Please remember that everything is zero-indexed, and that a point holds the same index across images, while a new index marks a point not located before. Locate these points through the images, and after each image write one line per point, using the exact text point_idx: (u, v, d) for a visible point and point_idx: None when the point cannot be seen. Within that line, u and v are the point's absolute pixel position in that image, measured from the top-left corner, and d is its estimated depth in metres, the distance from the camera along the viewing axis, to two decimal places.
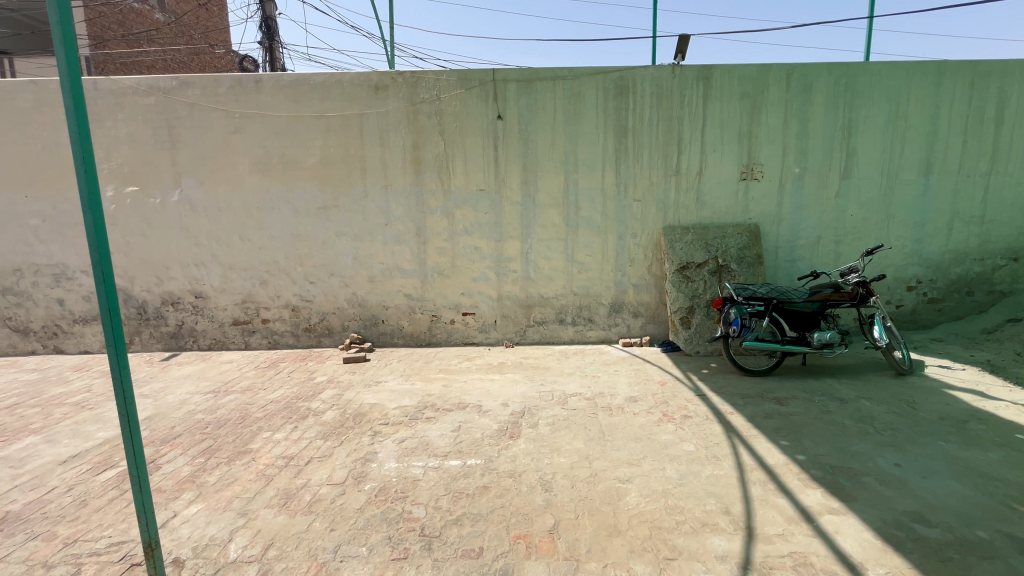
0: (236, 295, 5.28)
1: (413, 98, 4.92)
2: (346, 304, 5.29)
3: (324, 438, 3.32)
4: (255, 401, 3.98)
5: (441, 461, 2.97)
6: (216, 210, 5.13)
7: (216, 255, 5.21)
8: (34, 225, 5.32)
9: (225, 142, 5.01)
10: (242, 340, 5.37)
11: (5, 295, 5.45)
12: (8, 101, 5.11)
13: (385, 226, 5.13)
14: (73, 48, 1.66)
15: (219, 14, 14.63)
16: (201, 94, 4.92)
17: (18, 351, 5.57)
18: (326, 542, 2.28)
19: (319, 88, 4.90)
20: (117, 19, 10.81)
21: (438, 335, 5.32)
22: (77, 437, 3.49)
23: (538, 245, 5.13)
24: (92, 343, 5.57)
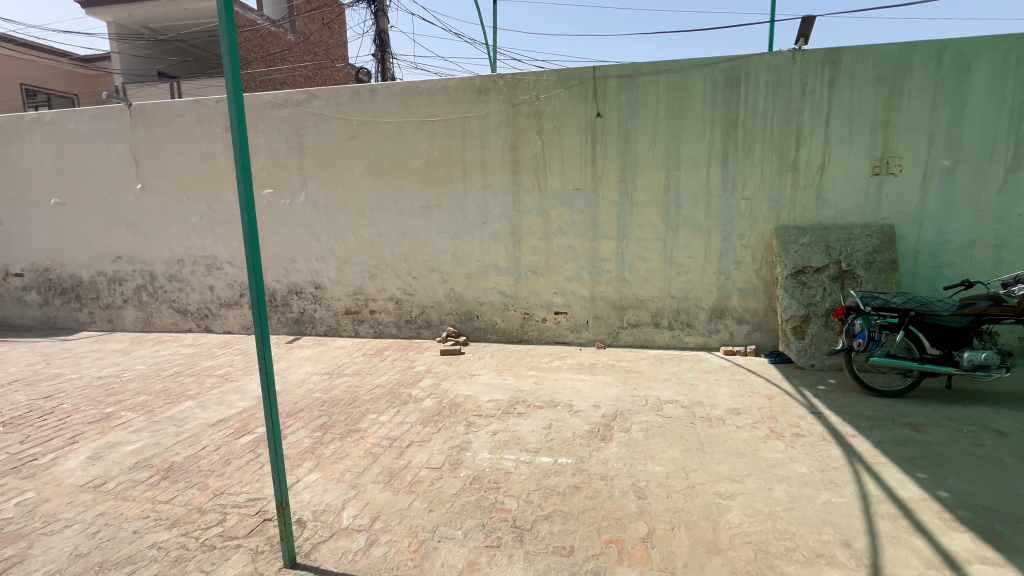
0: (348, 288, 5.80)
1: (513, 99, 5.03)
2: (444, 298, 5.56)
3: (423, 424, 3.53)
4: (363, 385, 4.35)
5: (532, 456, 3.01)
6: (334, 210, 5.67)
7: (333, 250, 5.76)
8: (194, 222, 6.28)
9: (344, 148, 5.51)
10: (352, 328, 5.88)
11: (171, 281, 6.50)
12: (178, 118, 6.08)
13: (482, 224, 5.31)
14: (237, 71, 1.94)
15: (339, 31, 16.08)
16: (325, 105, 5.46)
17: (179, 328, 6.61)
18: (425, 522, 2.43)
19: (426, 94, 5.20)
20: (258, 42, 12.32)
21: (529, 332, 5.40)
22: (223, 404, 4.08)
23: (634, 246, 4.99)
24: (233, 325, 6.44)
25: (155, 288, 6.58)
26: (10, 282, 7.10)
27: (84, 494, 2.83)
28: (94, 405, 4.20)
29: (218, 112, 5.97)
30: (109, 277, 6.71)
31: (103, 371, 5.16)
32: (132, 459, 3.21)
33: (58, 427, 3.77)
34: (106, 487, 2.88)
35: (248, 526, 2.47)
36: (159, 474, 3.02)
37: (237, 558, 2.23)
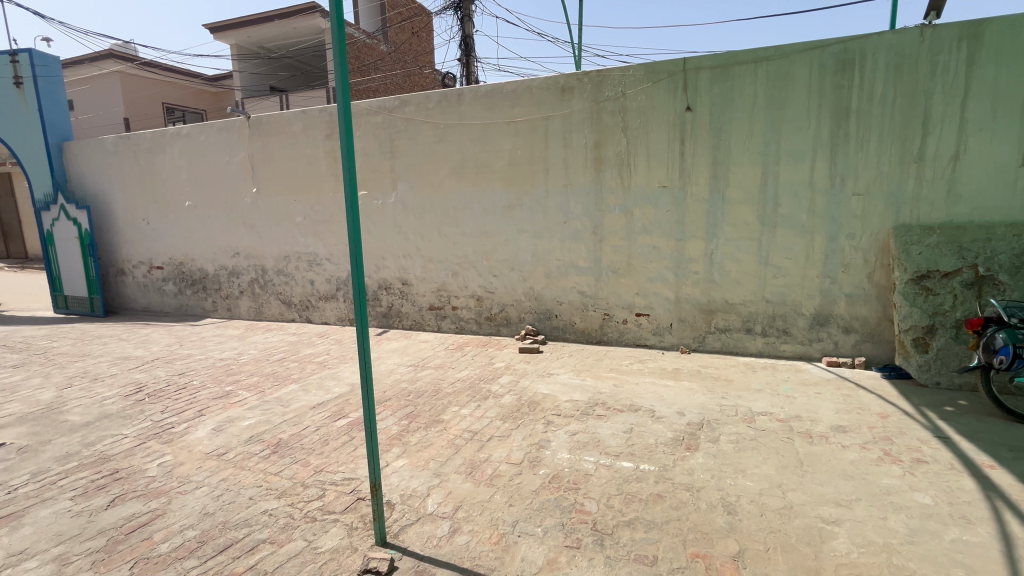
0: (433, 284, 6.05)
1: (597, 96, 4.95)
2: (523, 297, 5.62)
3: (503, 419, 3.60)
4: (446, 378, 4.52)
5: (613, 460, 2.95)
6: (422, 210, 5.94)
7: (420, 248, 6.04)
8: (298, 222, 6.89)
9: (431, 151, 5.76)
10: (435, 323, 6.14)
11: (279, 275, 7.19)
12: (287, 127, 6.70)
13: (563, 224, 5.29)
14: (347, 80, 2.10)
15: (426, 39, 16.78)
16: (415, 110, 5.73)
17: (284, 318, 7.30)
18: (505, 515, 2.47)
19: (511, 95, 5.28)
20: (355, 54, 13.22)
21: (609, 333, 5.29)
22: (321, 389, 4.45)
23: (725, 246, 4.70)
24: (330, 316, 6.98)
25: (266, 281, 7.32)
26: (154, 274, 8.26)
27: (210, 460, 3.22)
28: (217, 383, 4.76)
29: (321, 120, 6.50)
30: (229, 270, 7.57)
31: (224, 353, 5.84)
32: (248, 433, 3.61)
33: (190, 400, 4.33)
34: (227, 456, 3.25)
35: (344, 503, 2.67)
36: (269, 448, 3.35)
37: (335, 531, 2.42)
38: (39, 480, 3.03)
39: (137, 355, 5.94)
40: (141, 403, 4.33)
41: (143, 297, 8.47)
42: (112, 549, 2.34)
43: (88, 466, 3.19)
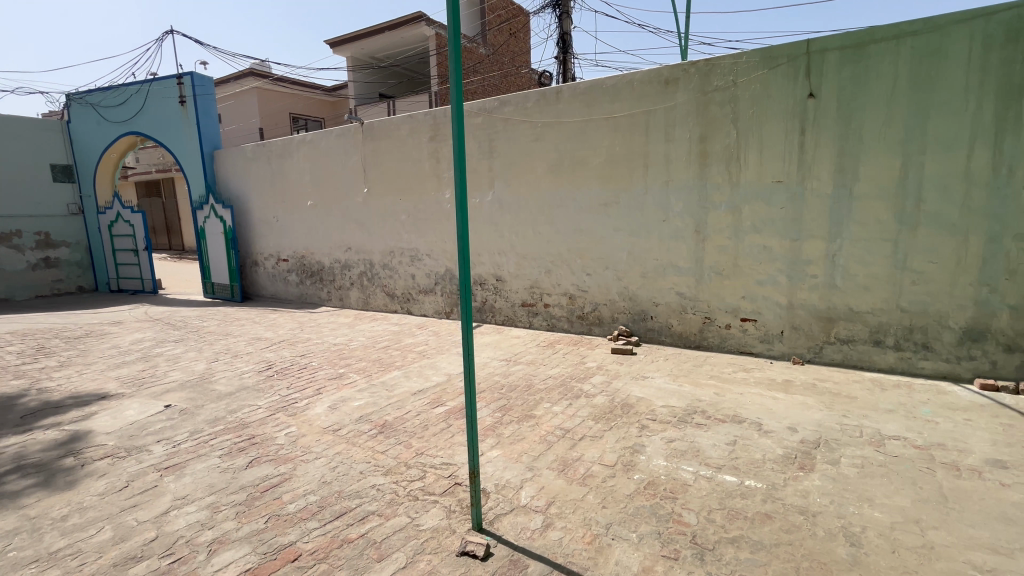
0: (525, 281, 6.14)
1: (705, 87, 4.69)
2: (617, 296, 5.50)
3: (595, 420, 3.56)
4: (538, 374, 4.58)
5: (713, 472, 2.79)
6: (517, 208, 6.05)
7: (514, 245, 6.16)
8: (403, 219, 7.36)
9: (528, 149, 5.84)
10: (527, 320, 6.23)
11: (384, 269, 7.75)
12: (396, 131, 7.18)
13: (662, 222, 5.09)
14: (461, 81, 2.19)
15: (523, 39, 16.98)
16: (514, 109, 5.84)
17: (388, 309, 7.86)
18: (598, 516, 2.45)
19: (610, 90, 5.18)
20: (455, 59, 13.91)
21: (709, 338, 5.00)
22: (421, 377, 4.73)
23: (851, 247, 4.21)
24: (428, 309, 7.38)
25: (373, 275, 7.93)
26: (280, 265, 9.33)
27: (326, 435, 3.57)
28: (331, 366, 5.26)
29: (426, 123, 6.88)
30: (342, 263, 8.32)
31: (336, 339, 6.44)
32: (358, 412, 3.94)
33: (309, 379, 4.84)
34: (341, 432, 3.59)
35: (443, 486, 2.82)
36: (376, 428, 3.64)
37: (435, 512, 2.57)
38: (194, 438, 3.58)
39: (267, 336, 6.75)
40: (271, 378, 4.92)
41: (271, 286, 9.61)
42: (250, 504, 2.69)
43: (231, 430, 3.70)
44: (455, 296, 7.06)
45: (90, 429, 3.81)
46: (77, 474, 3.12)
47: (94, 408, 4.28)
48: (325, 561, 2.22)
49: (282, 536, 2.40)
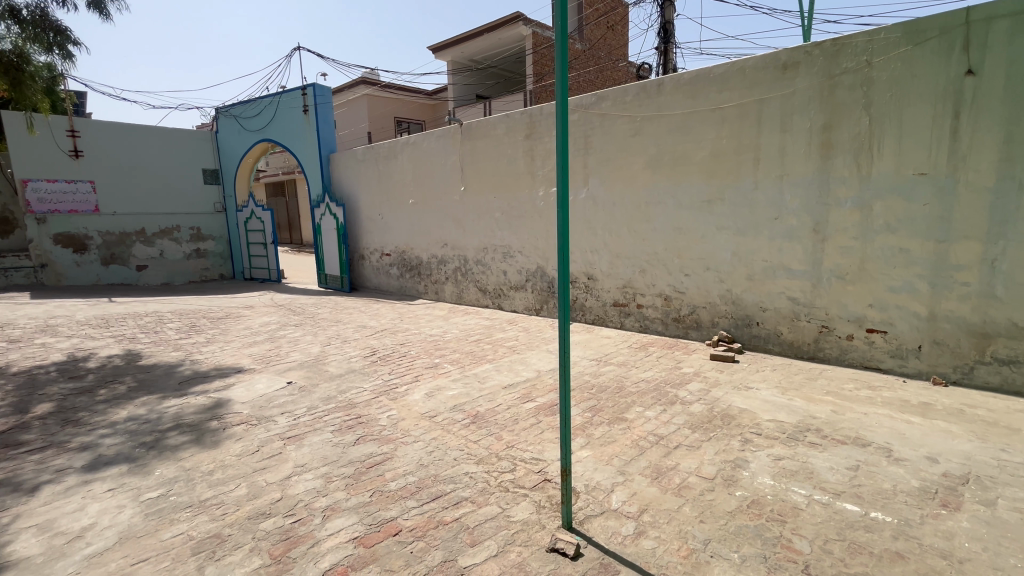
0: (618, 281, 5.99)
1: (831, 70, 4.22)
2: (718, 299, 5.16)
3: (692, 428, 3.38)
4: (629, 376, 4.44)
5: (831, 498, 2.52)
6: (612, 205, 5.91)
7: (607, 243, 6.04)
8: (497, 217, 7.54)
9: (626, 144, 5.67)
10: (618, 320, 6.08)
11: (478, 265, 8.01)
12: (493, 131, 7.36)
13: (773, 220, 4.67)
14: (566, 73, 2.13)
15: (621, 30, 16.48)
16: (612, 104, 5.71)
17: (480, 303, 8.12)
18: (695, 530, 2.32)
19: (718, 80, 4.86)
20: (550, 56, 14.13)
21: (826, 350, 4.51)
22: (511, 371, 4.82)
23: (1017, 250, 3.55)
24: (518, 305, 7.50)
25: (467, 270, 8.23)
26: (384, 259, 10.03)
27: (424, 420, 3.78)
28: (428, 355, 5.55)
29: (522, 122, 6.97)
30: (439, 259, 8.74)
31: (433, 330, 6.78)
32: (452, 401, 4.12)
33: (408, 366, 5.16)
34: (436, 419, 3.77)
35: (532, 480, 2.85)
36: (469, 418, 3.78)
37: (525, 505, 2.61)
38: (311, 413, 3.98)
39: (371, 324, 7.31)
40: (375, 364, 5.32)
41: (375, 278, 10.39)
42: (358, 478, 2.93)
43: (341, 408, 4.06)
44: (546, 293, 7.10)
45: (229, 398, 4.40)
46: (220, 435, 3.62)
47: (232, 380, 4.93)
48: (422, 539, 2.35)
49: (385, 511, 2.58)
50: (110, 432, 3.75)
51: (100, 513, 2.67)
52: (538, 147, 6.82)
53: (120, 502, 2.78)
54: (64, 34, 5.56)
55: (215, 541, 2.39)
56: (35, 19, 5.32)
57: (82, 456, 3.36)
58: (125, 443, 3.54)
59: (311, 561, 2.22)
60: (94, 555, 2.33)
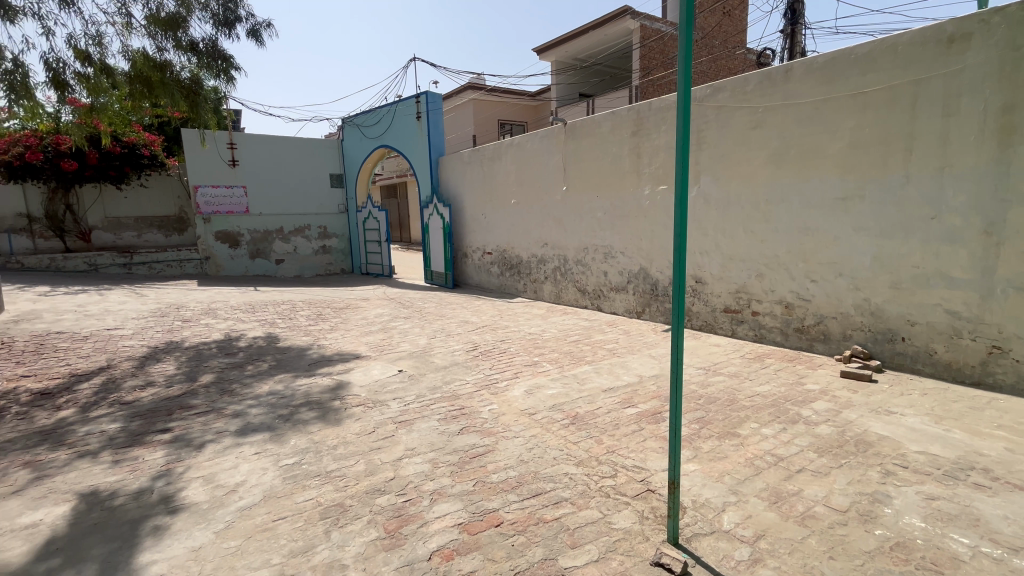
0: (731, 285, 5.58)
1: (1015, 41, 3.53)
2: (853, 310, 4.58)
3: (818, 452, 3.02)
4: (742, 389, 4.10)
5: (1005, 553, 2.10)
6: (727, 204, 5.51)
7: (719, 245, 5.65)
8: (599, 216, 7.42)
9: (745, 138, 5.25)
10: (729, 327, 5.67)
11: (578, 265, 7.95)
12: (597, 129, 7.25)
13: (929, 220, 4.02)
14: (690, 60, 2.01)
15: (740, 15, 15.33)
16: (730, 95, 5.32)
17: (579, 304, 8.05)
18: (823, 566, 2.08)
19: (863, 61, 4.29)
20: (659, 48, 13.65)
21: (996, 375, 3.78)
22: (612, 375, 4.70)
23: None
24: (619, 307, 7.30)
25: (566, 270, 8.21)
26: (486, 257, 10.38)
27: (523, 416, 3.83)
28: (527, 353, 5.63)
29: (629, 119, 6.76)
30: (539, 258, 8.83)
31: (531, 328, 6.87)
32: (551, 400, 4.14)
33: (508, 363, 5.28)
34: (536, 417, 3.81)
35: (635, 489, 2.75)
36: (568, 418, 3.76)
37: (627, 513, 2.53)
38: (420, 400, 4.24)
39: (473, 320, 7.62)
40: (477, 358, 5.53)
41: (477, 275, 10.79)
42: (462, 466, 3.06)
43: (446, 399, 4.27)
44: (648, 296, 6.82)
45: (350, 381, 4.86)
46: (342, 414, 4.00)
47: (352, 365, 5.44)
48: (523, 533, 2.39)
49: (488, 501, 2.67)
50: (256, 402, 4.33)
51: (249, 472, 3.09)
52: (645, 144, 6.57)
53: (263, 465, 3.19)
54: (229, 61, 6.48)
55: (339, 510, 2.65)
56: (208, 50, 6.29)
57: (235, 421, 3.93)
58: (268, 414, 4.06)
59: (420, 540, 2.37)
60: (245, 508, 2.70)
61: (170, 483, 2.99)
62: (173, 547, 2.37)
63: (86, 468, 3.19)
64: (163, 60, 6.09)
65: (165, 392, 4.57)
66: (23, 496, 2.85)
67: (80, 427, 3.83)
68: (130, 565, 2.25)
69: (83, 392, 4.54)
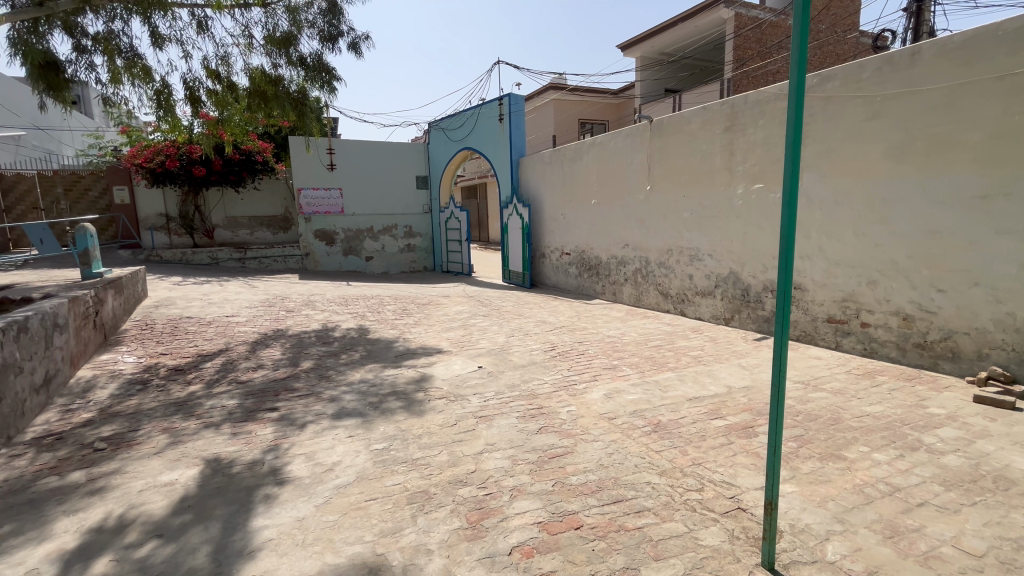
0: (836, 293, 5.09)
1: None
2: (990, 325, 3.98)
3: (944, 486, 2.66)
4: (849, 408, 3.71)
5: None
6: (834, 203, 5.02)
7: (824, 249, 5.16)
8: (686, 217, 7.10)
9: (858, 131, 4.75)
10: (833, 339, 5.18)
11: (661, 267, 7.67)
12: (686, 126, 6.94)
13: None
14: (804, 48, 1.87)
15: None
16: (841, 85, 4.85)
17: (661, 308, 7.76)
18: None
19: (1013, 38, 3.72)
20: (755, 37, 12.79)
21: None
22: (697, 384, 4.47)
23: None
24: (704, 312, 6.95)
25: (648, 272, 7.96)
26: (564, 258, 10.34)
27: (603, 420, 3.77)
28: (606, 356, 5.52)
29: (721, 114, 6.38)
30: (619, 259, 8.64)
31: (610, 331, 6.73)
32: (632, 406, 4.02)
33: (587, 365, 5.22)
34: (616, 422, 3.72)
35: (724, 506, 2.60)
36: (650, 426, 3.63)
37: (716, 531, 2.40)
38: (499, 397, 4.32)
39: (551, 320, 7.62)
40: (555, 358, 5.53)
41: (555, 276, 10.79)
42: (541, 465, 3.08)
43: (524, 397, 4.32)
44: (738, 302, 6.41)
45: (433, 374, 5.08)
46: (425, 405, 4.19)
47: (434, 359, 5.68)
48: (604, 539, 2.35)
49: (567, 503, 2.65)
50: (349, 389, 4.67)
51: (345, 453, 3.34)
52: (739, 139, 6.17)
53: (357, 448, 3.43)
54: (332, 73, 7.03)
55: (424, 497, 2.77)
56: (315, 64, 6.86)
57: (331, 405, 4.26)
58: (360, 401, 4.36)
59: (500, 535, 2.41)
60: (341, 486, 2.92)
61: (277, 457, 3.31)
62: (281, 515, 2.62)
63: (210, 437, 3.62)
64: (277, 75, 6.74)
65: (273, 375, 5.08)
66: (163, 457, 3.31)
67: (205, 401, 4.35)
68: (246, 526, 2.53)
69: (207, 371, 5.16)
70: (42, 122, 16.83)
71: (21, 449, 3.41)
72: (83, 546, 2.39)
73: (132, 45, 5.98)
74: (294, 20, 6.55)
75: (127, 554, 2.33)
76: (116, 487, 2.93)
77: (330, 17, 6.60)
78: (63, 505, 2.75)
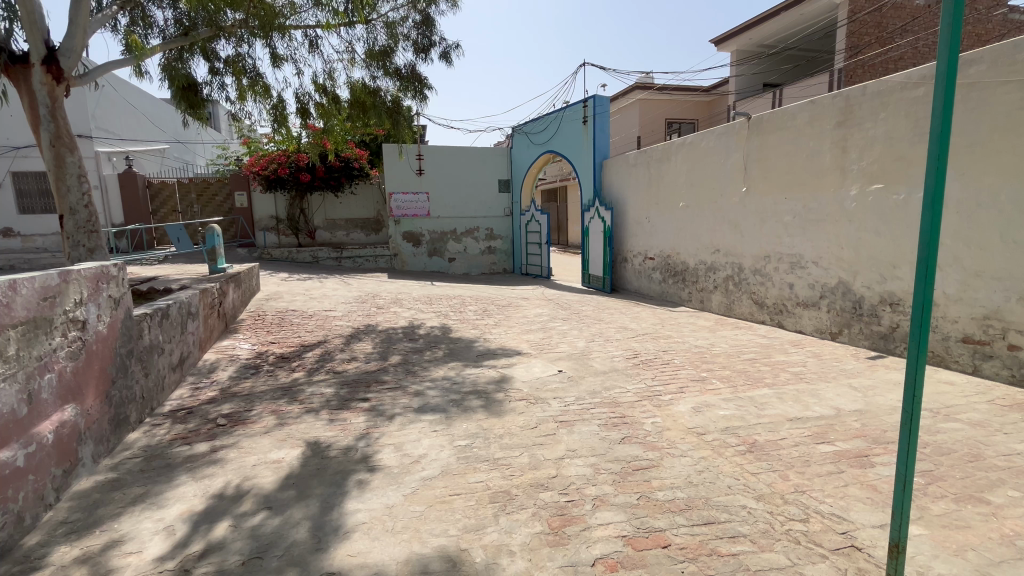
0: (975, 308, 4.41)
1: None
2: None
3: None
4: (992, 443, 3.18)
5: None
6: (974, 206, 4.35)
7: (961, 258, 4.49)
8: (787, 221, 6.54)
9: (1011, 121, 4.07)
10: (969, 363, 4.49)
11: (756, 275, 7.15)
12: (790, 121, 6.40)
13: None
14: (956, 36, 1.66)
15: None
16: (988, 69, 4.20)
17: (755, 318, 7.23)
18: None
19: None
20: (876, 21, 11.53)
21: None
22: (799, 403, 4.08)
23: None
24: (806, 325, 6.36)
25: (740, 279, 7.45)
26: (647, 263, 10.01)
27: (691, 435, 3.56)
28: (694, 367, 5.23)
29: (833, 107, 5.81)
30: (708, 266, 8.18)
31: (697, 341, 6.38)
32: (723, 422, 3.76)
33: (672, 375, 4.98)
34: (705, 438, 3.50)
35: (835, 542, 2.34)
36: (745, 445, 3.37)
37: (824, 569, 2.16)
38: (579, 403, 4.25)
39: (632, 327, 7.39)
40: (638, 366, 5.35)
41: (637, 281, 10.46)
42: (625, 477, 2.97)
43: (606, 405, 4.20)
44: (848, 315, 5.78)
45: (513, 375, 5.12)
46: (505, 406, 4.24)
47: (515, 360, 5.73)
48: (695, 562, 2.22)
49: (654, 519, 2.53)
50: (433, 385, 4.85)
51: (430, 447, 3.45)
52: (854, 134, 5.56)
53: (441, 442, 3.54)
54: (424, 82, 7.37)
55: (506, 497, 2.79)
56: (409, 74, 7.23)
57: (416, 400, 4.44)
58: (443, 397, 4.50)
59: (583, 544, 2.36)
60: (426, 478, 3.02)
61: (369, 445, 3.51)
62: (372, 501, 2.77)
63: (311, 422, 3.93)
64: (376, 87, 7.22)
65: (365, 367, 5.42)
66: (272, 437, 3.64)
67: (307, 388, 4.74)
68: (341, 508, 2.70)
69: (308, 360, 5.62)
70: (181, 136, 19.34)
71: (160, 419, 3.93)
72: (208, 509, 2.69)
73: (255, 65, 6.70)
74: (392, 34, 6.97)
75: (242, 521, 2.58)
76: (234, 460, 3.28)
77: (423, 29, 6.94)
78: (192, 471, 3.12)
